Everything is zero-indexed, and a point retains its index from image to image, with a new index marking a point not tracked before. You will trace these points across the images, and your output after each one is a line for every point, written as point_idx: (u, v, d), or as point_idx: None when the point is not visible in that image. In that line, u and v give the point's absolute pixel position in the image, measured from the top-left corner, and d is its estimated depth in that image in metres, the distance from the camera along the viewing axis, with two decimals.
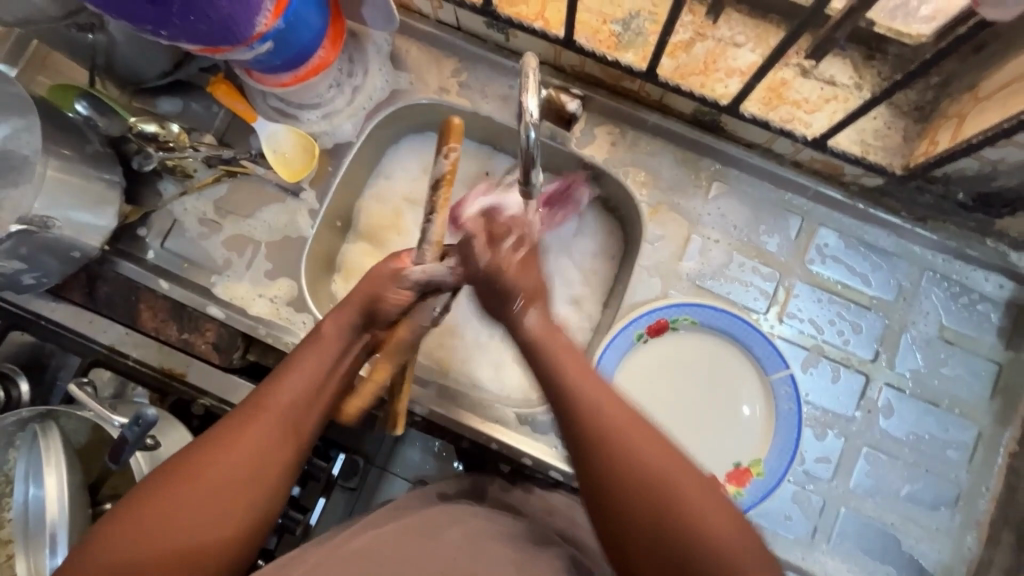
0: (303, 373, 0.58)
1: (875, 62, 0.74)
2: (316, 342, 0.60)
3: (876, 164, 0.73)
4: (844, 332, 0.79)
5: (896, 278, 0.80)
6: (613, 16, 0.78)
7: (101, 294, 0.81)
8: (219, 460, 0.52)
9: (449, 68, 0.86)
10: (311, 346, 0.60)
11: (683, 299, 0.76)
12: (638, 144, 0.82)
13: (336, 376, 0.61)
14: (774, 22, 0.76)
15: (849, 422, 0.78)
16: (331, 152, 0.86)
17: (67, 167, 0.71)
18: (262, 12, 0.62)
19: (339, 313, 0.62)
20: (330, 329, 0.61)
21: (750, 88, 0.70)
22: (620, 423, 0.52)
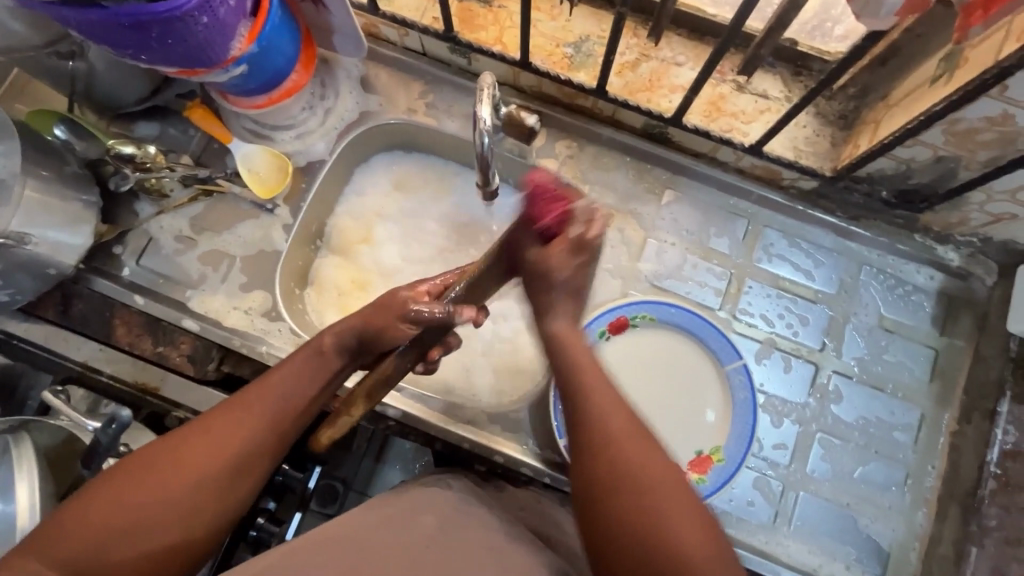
0: (292, 383, 0.62)
1: (801, 77, 0.82)
2: (317, 349, 0.64)
3: (807, 167, 0.81)
4: (793, 325, 0.85)
5: (837, 273, 0.86)
6: (565, 40, 0.85)
7: (75, 310, 0.83)
8: (200, 462, 0.56)
9: (416, 90, 0.92)
10: (309, 349, 0.64)
11: (641, 297, 0.81)
12: (592, 156, 0.88)
13: (323, 390, 0.65)
14: (710, 44, 0.83)
15: (804, 408, 0.82)
16: (304, 170, 0.90)
17: (44, 187, 0.74)
18: (238, 37, 0.67)
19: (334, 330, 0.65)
20: (329, 343, 0.65)
21: (690, 101, 0.77)
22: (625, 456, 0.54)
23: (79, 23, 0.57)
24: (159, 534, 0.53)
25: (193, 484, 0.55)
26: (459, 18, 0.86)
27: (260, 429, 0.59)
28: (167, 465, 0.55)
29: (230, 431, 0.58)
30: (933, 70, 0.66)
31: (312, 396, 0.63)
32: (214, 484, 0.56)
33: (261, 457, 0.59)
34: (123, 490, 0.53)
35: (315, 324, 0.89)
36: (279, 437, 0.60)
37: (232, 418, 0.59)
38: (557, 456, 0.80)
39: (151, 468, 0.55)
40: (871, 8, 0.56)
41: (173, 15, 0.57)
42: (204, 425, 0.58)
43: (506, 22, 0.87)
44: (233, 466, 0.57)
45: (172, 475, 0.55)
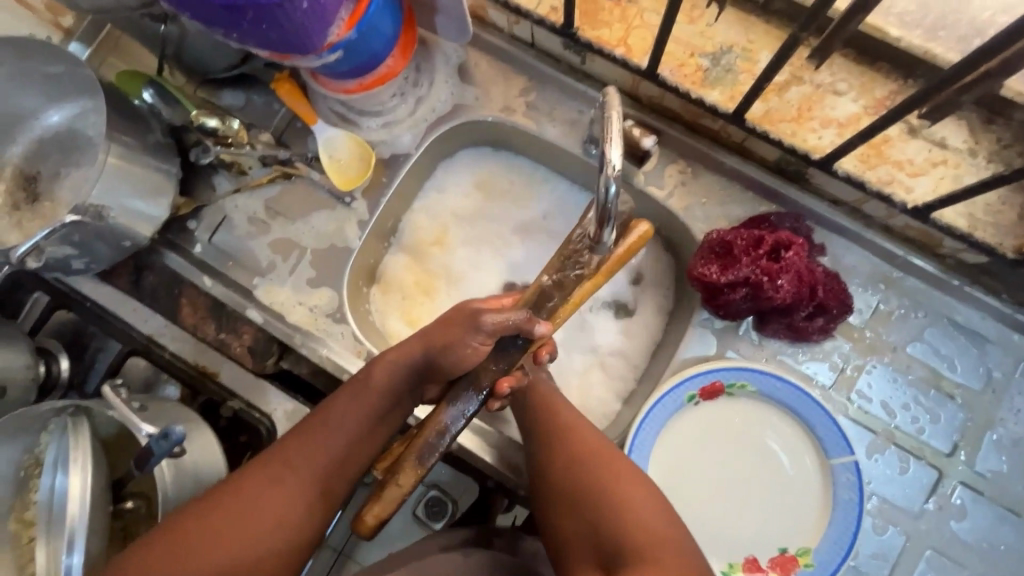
0: (339, 424, 0.60)
1: (994, 127, 0.66)
2: (368, 384, 0.61)
3: (981, 241, 0.66)
4: (919, 419, 0.72)
5: (986, 366, 0.72)
6: (702, 49, 0.72)
7: (146, 283, 0.82)
8: (248, 507, 0.56)
9: (518, 86, 0.82)
10: (354, 388, 0.62)
11: (744, 363, 0.70)
12: (709, 186, 0.76)
13: (374, 431, 0.62)
14: (882, 71, 0.68)
15: (916, 519, 0.70)
16: (387, 163, 0.83)
17: (128, 156, 0.71)
18: (337, 22, 0.59)
19: (382, 359, 0.62)
20: (378, 375, 0.62)
21: (851, 145, 0.63)
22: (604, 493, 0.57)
23: None
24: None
25: (244, 533, 0.55)
26: (581, 11, 0.75)
27: (308, 475, 0.59)
28: (217, 514, 0.55)
29: (280, 477, 0.58)
30: None
31: (362, 437, 0.61)
32: (264, 533, 0.56)
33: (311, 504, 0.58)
34: (174, 537, 0.54)
35: (378, 328, 0.84)
36: (326, 482, 0.59)
37: (280, 459, 0.59)
38: None
39: (202, 514, 0.55)
40: None
41: None
42: (251, 473, 0.58)
43: (634, 20, 0.74)
44: (282, 511, 0.57)
45: (221, 524, 0.55)
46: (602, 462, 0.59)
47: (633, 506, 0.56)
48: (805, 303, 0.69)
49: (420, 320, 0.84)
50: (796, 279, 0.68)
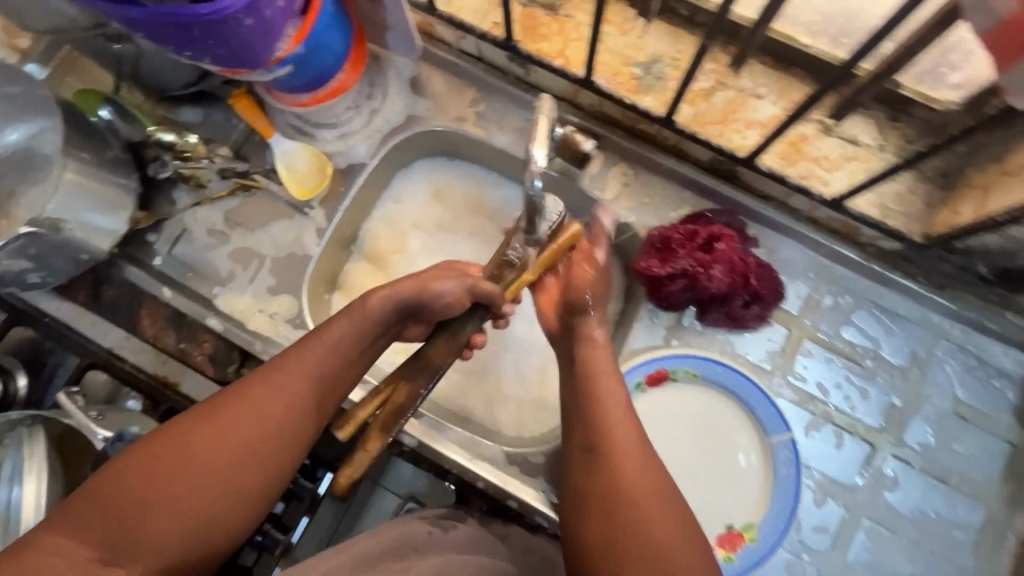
0: (334, 344, 0.59)
1: (900, 124, 0.72)
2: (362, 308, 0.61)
3: (893, 229, 0.71)
4: (851, 397, 0.77)
5: (910, 344, 0.77)
6: (635, 59, 0.77)
7: (106, 297, 0.82)
8: (243, 417, 0.53)
9: (469, 97, 0.86)
10: (348, 316, 0.61)
11: (686, 350, 0.75)
12: (650, 186, 0.81)
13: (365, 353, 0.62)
14: (798, 76, 0.74)
15: (854, 492, 0.75)
16: (344, 172, 0.87)
17: (85, 170, 0.73)
18: (284, 38, 0.62)
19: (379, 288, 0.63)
20: (362, 305, 0.61)
21: (768, 143, 0.69)
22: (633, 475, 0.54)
23: (121, 16, 0.53)
24: (198, 515, 0.50)
25: (235, 453, 0.52)
26: (521, 26, 0.80)
27: (299, 400, 0.56)
28: (205, 435, 0.51)
29: (268, 403, 0.54)
30: None
31: (356, 358, 0.61)
32: (258, 462, 0.53)
33: (301, 428, 0.56)
34: (153, 464, 0.49)
35: None
36: (321, 401, 0.58)
37: (278, 370, 0.56)
38: None
39: (195, 422, 0.52)
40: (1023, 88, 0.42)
41: (217, 18, 0.53)
42: (234, 398, 0.54)
43: (571, 33, 0.79)
44: (276, 431, 0.54)
45: (210, 445, 0.51)
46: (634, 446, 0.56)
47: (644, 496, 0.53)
48: (740, 291, 0.74)
49: None
50: (728, 269, 0.73)
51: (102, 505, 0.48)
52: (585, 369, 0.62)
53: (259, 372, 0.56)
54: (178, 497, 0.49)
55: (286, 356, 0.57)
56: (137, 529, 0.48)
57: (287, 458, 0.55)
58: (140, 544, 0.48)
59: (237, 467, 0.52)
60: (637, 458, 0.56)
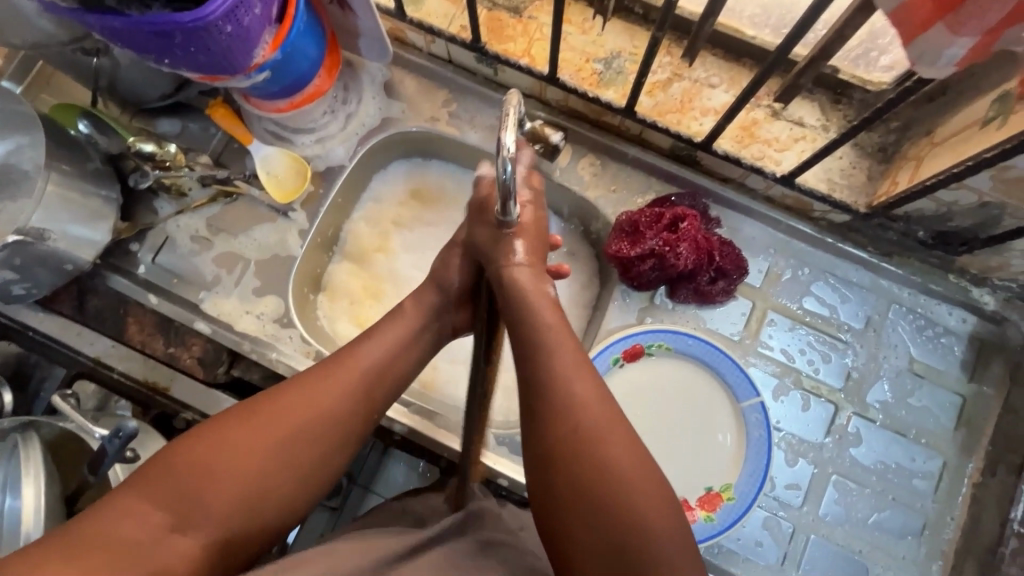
0: (387, 340, 0.61)
1: (840, 106, 0.78)
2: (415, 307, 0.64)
3: (840, 201, 0.77)
4: (815, 361, 0.82)
5: (865, 309, 0.83)
6: (596, 55, 0.82)
7: (91, 307, 0.83)
8: (301, 406, 0.55)
9: (441, 98, 0.90)
10: (404, 314, 0.63)
11: (658, 326, 0.79)
12: (617, 175, 0.86)
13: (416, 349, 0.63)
14: (746, 66, 0.79)
15: (821, 449, 0.80)
16: (322, 175, 0.89)
17: (66, 182, 0.74)
18: (262, 44, 0.65)
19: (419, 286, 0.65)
20: (414, 304, 0.64)
21: (722, 127, 0.74)
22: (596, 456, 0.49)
23: (104, 26, 0.56)
24: (254, 495, 0.51)
25: (291, 440, 0.53)
26: (488, 28, 0.84)
27: (352, 393, 0.57)
28: (266, 422, 0.53)
29: (322, 391, 0.56)
30: (983, 111, 0.61)
31: (408, 355, 0.62)
32: (312, 451, 0.54)
33: (354, 418, 0.57)
34: (216, 444, 0.51)
35: (325, 331, 0.89)
36: (374, 396, 0.58)
37: (336, 364, 0.58)
38: None
39: (257, 409, 0.54)
40: (927, 57, 0.47)
41: (197, 25, 0.56)
42: (293, 386, 0.56)
43: (535, 33, 0.84)
44: (331, 422, 0.55)
45: (269, 429, 0.53)
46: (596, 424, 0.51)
47: (618, 477, 0.48)
48: (705, 268, 0.79)
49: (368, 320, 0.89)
50: (694, 247, 0.78)
51: (170, 479, 0.50)
52: (535, 339, 0.56)
53: (319, 367, 0.58)
54: (234, 478, 0.51)
55: (344, 352, 0.59)
56: (201, 504, 0.50)
57: (338, 449, 0.56)
58: (202, 519, 0.50)
59: (290, 451, 0.53)
60: (602, 440, 0.50)
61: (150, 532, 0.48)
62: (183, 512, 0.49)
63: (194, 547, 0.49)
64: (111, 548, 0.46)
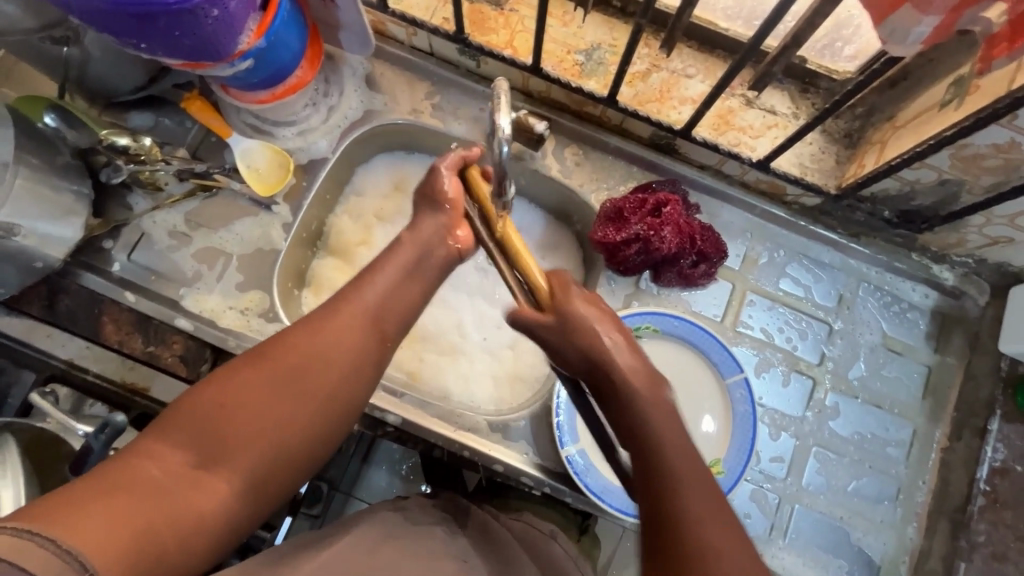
0: (393, 275, 0.58)
1: (808, 95, 0.82)
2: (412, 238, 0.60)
3: (812, 184, 0.81)
4: (792, 339, 0.86)
5: (836, 288, 0.87)
6: (577, 47, 0.84)
7: (62, 306, 0.79)
8: (310, 349, 0.53)
9: (423, 91, 0.91)
10: (402, 246, 0.60)
11: (645, 308, 0.81)
12: (599, 164, 0.88)
13: (421, 280, 0.59)
14: (720, 57, 0.83)
15: (802, 422, 0.83)
16: (305, 168, 0.88)
17: (35, 175, 0.71)
18: (246, 32, 0.65)
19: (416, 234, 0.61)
20: (406, 239, 0.60)
21: (701, 114, 0.77)
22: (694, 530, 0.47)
23: (82, 10, 0.54)
24: (276, 437, 0.51)
25: (307, 385, 0.52)
26: (470, 20, 0.85)
27: (361, 335, 0.55)
28: (279, 367, 0.52)
29: (327, 331, 0.54)
30: (941, 95, 0.65)
31: (413, 287, 0.59)
32: (326, 396, 0.53)
33: (365, 355, 0.55)
34: (231, 387, 0.51)
35: None
36: (383, 332, 0.56)
37: (341, 303, 0.56)
38: (556, 465, 0.80)
39: (269, 353, 0.53)
40: (897, 36, 0.52)
41: (183, 7, 0.55)
42: (298, 327, 0.54)
43: (517, 26, 0.86)
44: (344, 365, 0.54)
45: (283, 374, 0.52)
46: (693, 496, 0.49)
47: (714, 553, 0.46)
48: (688, 251, 0.81)
49: None
50: (677, 230, 0.80)
51: (189, 422, 0.49)
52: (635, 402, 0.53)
53: (324, 308, 0.56)
54: (255, 421, 0.50)
55: (346, 289, 0.57)
56: (221, 447, 0.49)
57: (353, 393, 0.55)
58: (226, 458, 0.49)
59: (305, 392, 0.52)
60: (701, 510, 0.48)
61: (176, 471, 0.48)
62: (207, 453, 0.49)
63: (221, 485, 0.49)
64: (141, 485, 0.46)
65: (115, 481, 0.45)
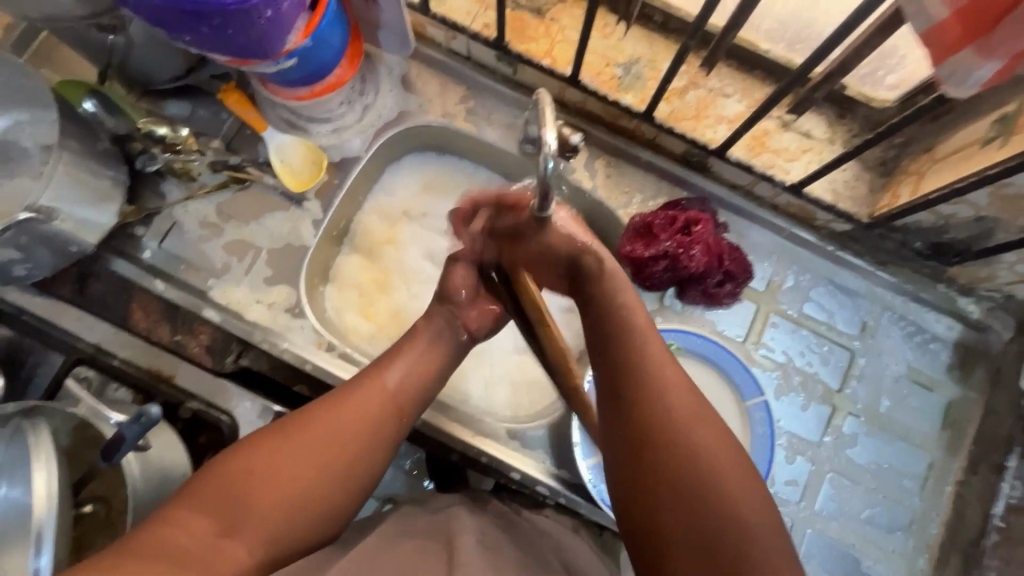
0: (411, 359, 0.65)
1: (846, 120, 0.82)
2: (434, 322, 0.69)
3: (844, 211, 0.81)
4: (813, 363, 0.86)
5: (860, 315, 0.87)
6: (616, 60, 0.84)
7: (92, 291, 0.81)
8: (337, 419, 0.58)
9: (457, 95, 0.91)
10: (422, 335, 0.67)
11: (667, 325, 0.82)
12: (630, 177, 0.88)
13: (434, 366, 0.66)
14: (760, 77, 0.82)
15: (819, 448, 0.84)
16: (337, 165, 0.89)
17: (75, 160, 0.72)
18: (295, 31, 0.65)
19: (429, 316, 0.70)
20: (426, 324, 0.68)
21: (739, 135, 0.77)
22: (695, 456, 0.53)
23: (140, 6, 0.55)
24: (301, 503, 0.54)
25: (330, 452, 0.56)
26: (511, 28, 0.85)
27: (382, 407, 0.60)
28: (306, 434, 0.56)
29: (352, 405, 0.59)
30: (984, 131, 0.65)
31: (429, 374, 0.65)
32: (347, 461, 0.57)
33: (382, 427, 0.59)
34: (264, 456, 0.54)
35: (335, 322, 0.88)
36: (400, 409, 0.61)
37: (365, 379, 0.61)
38: (570, 475, 0.81)
39: (298, 424, 0.57)
40: (956, 78, 0.50)
41: (241, 8, 0.56)
42: (325, 403, 0.59)
43: (557, 35, 0.86)
44: (367, 435, 0.58)
45: (306, 442, 0.56)
46: (689, 429, 0.54)
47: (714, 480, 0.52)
48: (715, 270, 0.81)
49: (378, 313, 0.89)
50: (706, 250, 0.80)
51: (218, 488, 0.53)
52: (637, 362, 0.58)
53: (351, 383, 0.62)
54: (280, 489, 0.53)
55: (367, 369, 0.64)
56: (245, 516, 0.52)
57: (374, 460, 0.59)
58: (249, 527, 0.52)
59: (327, 468, 0.56)
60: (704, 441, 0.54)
61: (201, 539, 0.50)
62: (229, 519, 0.51)
63: (241, 552, 0.51)
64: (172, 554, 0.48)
65: (146, 551, 0.47)
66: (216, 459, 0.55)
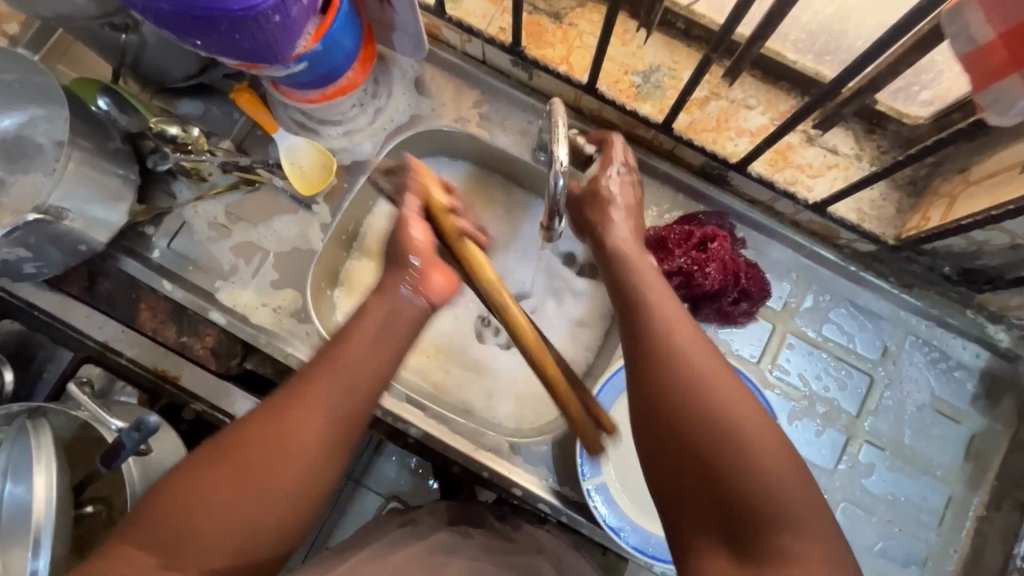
0: (364, 345, 0.55)
1: (875, 136, 0.78)
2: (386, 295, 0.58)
3: (869, 232, 0.78)
4: (830, 388, 0.83)
5: (881, 339, 0.84)
6: (634, 67, 0.82)
7: (102, 289, 0.81)
8: (282, 425, 0.50)
9: (471, 99, 0.89)
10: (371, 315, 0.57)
11: None
12: (645, 189, 0.85)
13: (391, 354, 0.56)
14: (785, 89, 0.79)
15: (832, 476, 0.81)
16: (348, 168, 0.87)
17: (86, 159, 0.71)
18: (304, 36, 0.64)
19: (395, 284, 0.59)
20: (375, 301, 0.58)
21: (760, 150, 0.74)
22: (729, 427, 0.46)
23: (147, 10, 0.54)
24: (252, 524, 0.48)
25: (277, 462, 0.49)
26: (528, 32, 0.83)
27: (333, 407, 0.52)
28: (250, 445, 0.49)
29: (296, 406, 0.51)
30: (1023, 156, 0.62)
31: (386, 360, 0.56)
32: (298, 467, 0.50)
33: (331, 429, 0.51)
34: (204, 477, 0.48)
35: None
36: (353, 407, 0.53)
37: (311, 375, 0.53)
38: (573, 492, 0.80)
39: (239, 434, 0.50)
40: (1000, 105, 0.47)
41: (247, 14, 0.54)
42: (265, 409, 0.51)
43: (575, 41, 0.83)
44: (316, 439, 0.51)
45: (251, 455, 0.49)
46: (714, 394, 0.48)
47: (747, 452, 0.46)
48: (731, 288, 0.78)
49: None
50: (721, 268, 0.77)
51: (160, 518, 0.47)
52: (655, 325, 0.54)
53: (296, 380, 0.53)
54: (226, 512, 0.47)
55: (313, 362, 0.55)
56: (191, 545, 0.46)
57: (330, 464, 0.52)
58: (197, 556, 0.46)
59: (276, 481, 0.49)
60: (743, 415, 0.47)
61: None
62: (174, 551, 0.46)
63: None
64: None
65: None
66: (157, 483, 0.49)
